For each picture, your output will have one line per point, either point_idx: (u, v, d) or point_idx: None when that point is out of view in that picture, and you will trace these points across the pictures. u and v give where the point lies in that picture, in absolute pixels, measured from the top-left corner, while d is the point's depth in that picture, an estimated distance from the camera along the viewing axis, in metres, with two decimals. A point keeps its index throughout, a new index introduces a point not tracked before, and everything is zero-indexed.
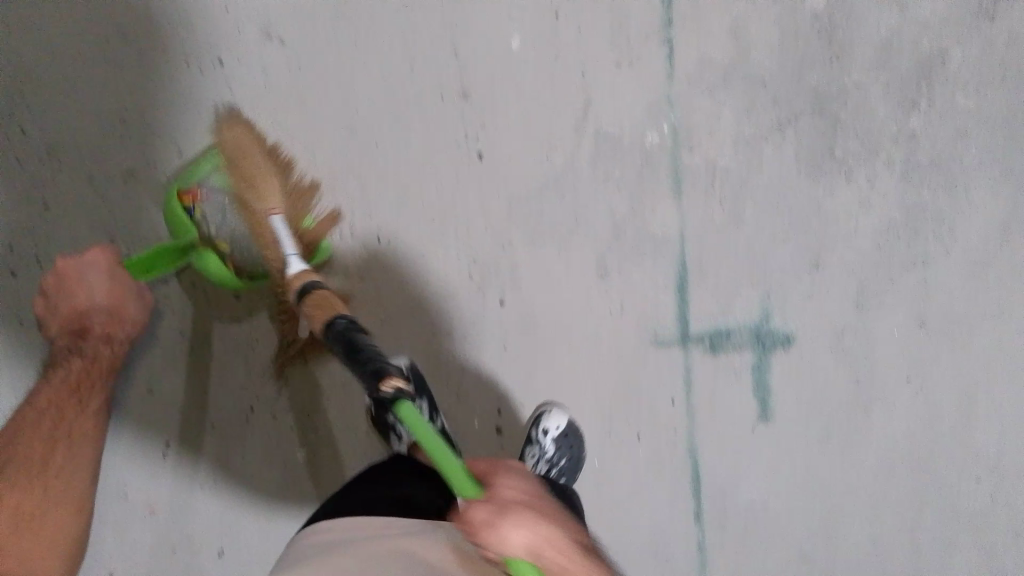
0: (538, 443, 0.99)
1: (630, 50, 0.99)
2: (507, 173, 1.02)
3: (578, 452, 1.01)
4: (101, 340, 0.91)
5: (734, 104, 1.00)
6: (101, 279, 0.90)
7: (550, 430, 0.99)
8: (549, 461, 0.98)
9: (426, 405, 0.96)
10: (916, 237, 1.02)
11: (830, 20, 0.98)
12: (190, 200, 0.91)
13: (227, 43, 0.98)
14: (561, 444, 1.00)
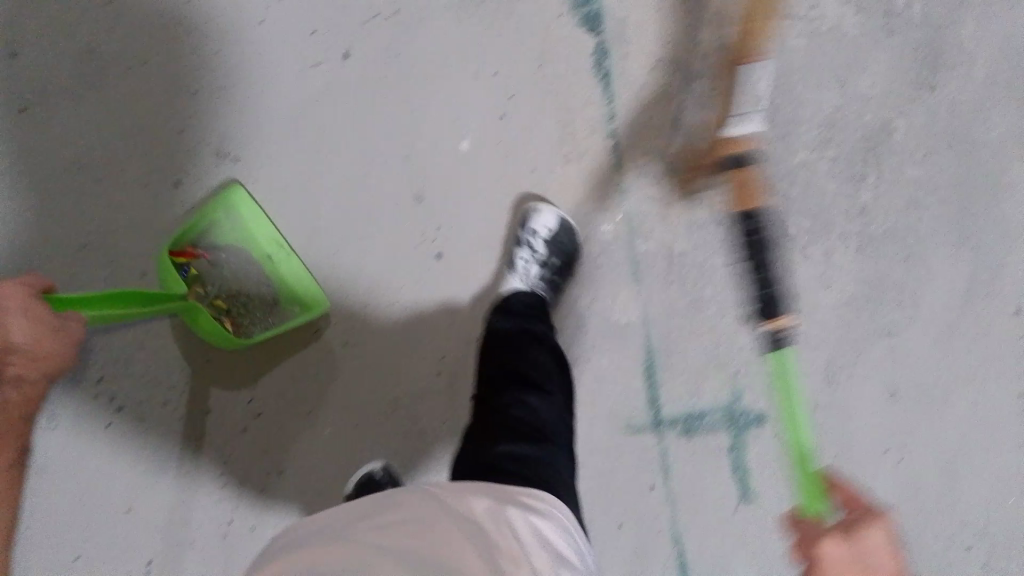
0: (529, 245, 0.99)
1: (579, 146, 1.01)
2: (467, 268, 1.02)
3: (567, 248, 1.01)
4: (12, 380, 0.80)
5: (685, 190, 1.02)
6: (16, 313, 0.77)
7: (539, 232, 0.99)
8: (540, 263, 0.99)
9: None
10: (879, 306, 1.03)
11: (769, 102, 1.01)
12: (185, 259, 0.94)
13: (183, 164, 0.99)
14: (549, 245, 0.99)
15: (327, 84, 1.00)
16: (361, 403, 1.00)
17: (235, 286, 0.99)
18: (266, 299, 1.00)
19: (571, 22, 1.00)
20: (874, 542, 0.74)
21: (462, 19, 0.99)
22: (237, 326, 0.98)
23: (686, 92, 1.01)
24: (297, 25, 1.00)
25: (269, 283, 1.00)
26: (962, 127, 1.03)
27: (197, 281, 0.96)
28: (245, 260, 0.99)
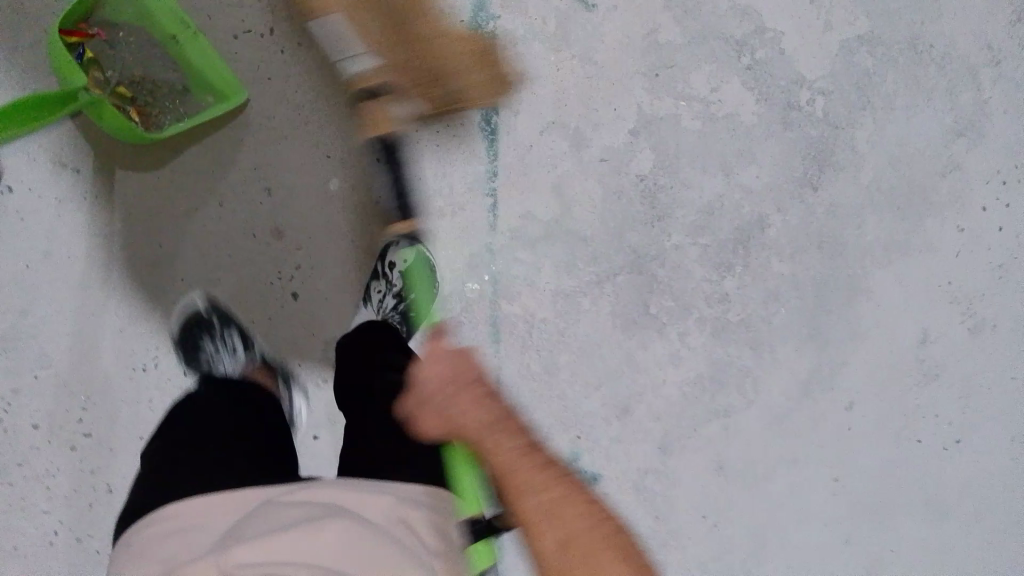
0: (385, 277, 0.95)
1: (454, 202, 0.98)
2: (329, 295, 0.97)
3: (431, 284, 0.96)
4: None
5: (555, 258, 1.01)
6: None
7: (398, 264, 0.94)
8: (395, 295, 0.94)
9: (236, 336, 0.92)
10: (722, 387, 1.07)
11: (651, 182, 0.99)
12: (78, 39, 0.87)
13: (20, 170, 0.92)
14: (411, 278, 0.95)
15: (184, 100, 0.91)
16: (252, 287, 0.96)
17: (141, 73, 0.90)
18: (175, 86, 0.92)
19: None
20: (438, 378, 0.73)
21: None
22: (145, 117, 0.91)
23: (569, 162, 0.97)
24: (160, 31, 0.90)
25: (177, 68, 0.91)
26: (834, 226, 1.03)
27: (94, 66, 0.89)
28: (149, 44, 0.90)
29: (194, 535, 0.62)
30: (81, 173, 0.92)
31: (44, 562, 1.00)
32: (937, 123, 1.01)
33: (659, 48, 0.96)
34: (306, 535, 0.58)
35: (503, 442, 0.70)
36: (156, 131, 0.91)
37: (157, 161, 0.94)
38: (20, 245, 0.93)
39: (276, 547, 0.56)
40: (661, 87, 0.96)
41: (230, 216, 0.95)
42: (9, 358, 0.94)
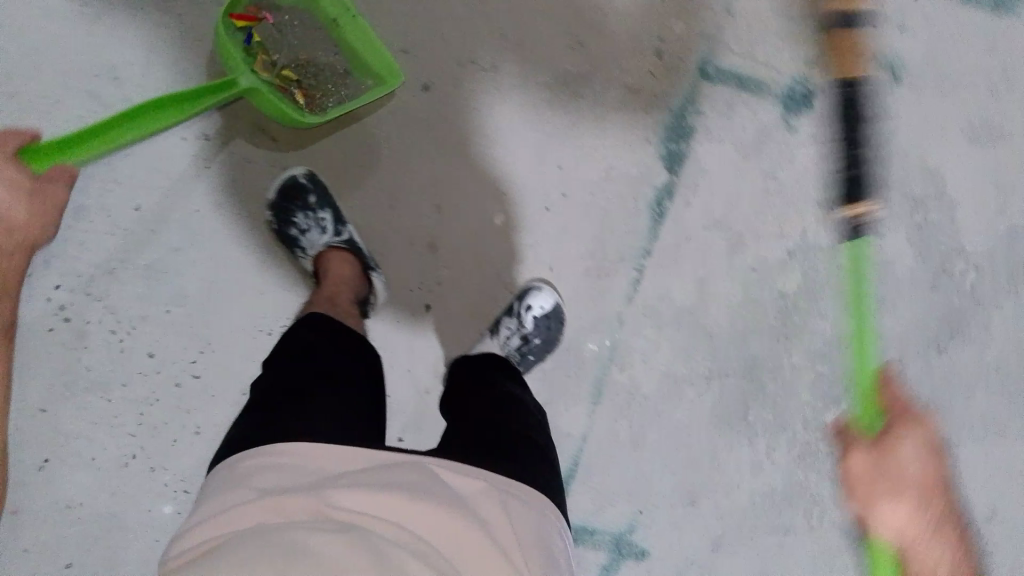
0: (516, 318, 0.96)
1: (602, 265, 0.98)
2: (460, 316, 0.99)
3: (554, 335, 0.98)
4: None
5: (676, 344, 1.01)
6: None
7: (533, 310, 0.96)
8: (522, 336, 0.96)
9: (329, 216, 0.93)
10: (790, 507, 1.07)
11: (791, 302, 1.00)
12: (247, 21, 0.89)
13: (216, 121, 0.95)
14: (540, 324, 0.96)
15: (395, 104, 0.94)
16: (396, 287, 0.98)
17: (306, 56, 0.93)
18: (336, 68, 0.94)
19: (656, 152, 0.95)
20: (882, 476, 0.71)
21: (551, 101, 0.94)
22: (309, 99, 0.92)
23: (722, 261, 0.98)
24: (392, 37, 0.93)
25: (339, 51, 0.94)
26: (947, 392, 1.02)
27: (262, 48, 0.91)
28: (312, 27, 0.93)
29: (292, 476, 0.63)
30: (276, 142, 0.96)
31: (110, 477, 1.04)
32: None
33: (845, 186, 0.96)
34: (401, 499, 0.60)
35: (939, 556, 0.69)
36: (319, 113, 0.92)
37: (346, 147, 0.95)
38: (192, 192, 0.96)
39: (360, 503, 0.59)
40: (831, 220, 0.98)
41: (391, 217, 0.96)
42: (148, 287, 0.98)
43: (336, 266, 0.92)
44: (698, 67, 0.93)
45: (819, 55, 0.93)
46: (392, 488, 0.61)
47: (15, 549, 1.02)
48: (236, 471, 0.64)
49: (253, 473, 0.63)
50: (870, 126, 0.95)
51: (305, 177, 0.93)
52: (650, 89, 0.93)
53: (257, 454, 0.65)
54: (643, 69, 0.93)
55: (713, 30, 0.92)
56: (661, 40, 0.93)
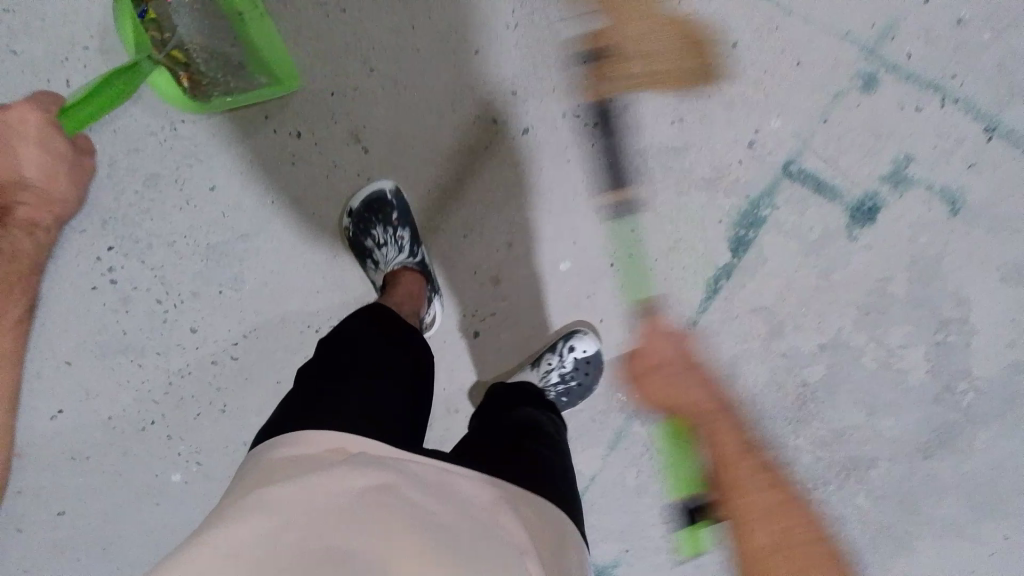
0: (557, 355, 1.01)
1: (650, 326, 1.04)
2: (509, 347, 1.04)
3: (590, 379, 1.03)
4: (22, 228, 0.90)
5: (698, 409, 1.08)
6: (28, 140, 0.86)
7: (576, 351, 1.00)
8: (561, 373, 1.00)
9: (406, 236, 0.95)
10: (757, 564, 1.14)
11: (810, 391, 1.08)
12: None
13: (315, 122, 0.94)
14: (579, 365, 1.01)
15: (490, 143, 0.95)
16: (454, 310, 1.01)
17: (199, 41, 0.88)
18: (231, 59, 0.90)
19: (724, 234, 0.99)
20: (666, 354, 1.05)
21: (641, 168, 0.96)
22: (194, 85, 0.89)
23: (759, 342, 1.05)
24: (504, 77, 0.93)
25: (235, 44, 0.89)
26: (924, 492, 1.12)
27: (154, 26, 0.86)
28: (211, 18, 0.88)
29: (302, 465, 0.57)
30: (367, 154, 0.95)
31: (125, 439, 1.04)
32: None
33: (884, 296, 1.02)
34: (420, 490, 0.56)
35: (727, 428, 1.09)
36: (203, 101, 0.89)
37: (436, 171, 0.96)
38: (269, 184, 0.96)
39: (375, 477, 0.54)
40: (865, 325, 1.04)
41: (462, 244, 0.99)
42: (205, 268, 0.98)
43: (407, 280, 0.93)
44: (783, 165, 0.96)
45: (891, 175, 0.97)
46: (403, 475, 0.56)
47: (16, 490, 1.03)
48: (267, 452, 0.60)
49: (273, 462, 0.58)
50: (919, 249, 1.00)
51: (391, 193, 0.94)
52: (736, 175, 0.96)
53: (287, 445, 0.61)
54: (734, 152, 0.95)
55: (802, 132, 0.95)
56: (755, 133, 0.95)
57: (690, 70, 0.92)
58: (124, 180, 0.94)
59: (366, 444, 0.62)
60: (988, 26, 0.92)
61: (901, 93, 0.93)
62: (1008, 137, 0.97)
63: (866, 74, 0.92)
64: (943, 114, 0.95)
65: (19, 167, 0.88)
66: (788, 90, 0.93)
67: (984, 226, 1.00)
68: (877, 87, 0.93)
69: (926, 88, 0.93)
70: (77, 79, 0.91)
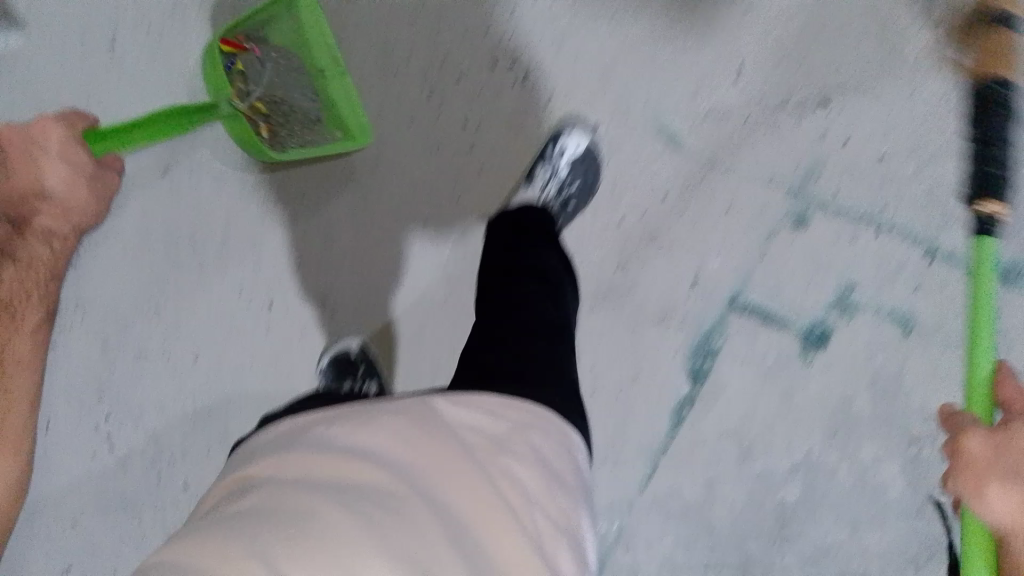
0: (551, 162, 0.96)
1: (620, 457, 1.05)
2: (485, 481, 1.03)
3: (594, 176, 0.98)
4: (40, 236, 0.94)
5: (679, 534, 1.06)
6: (51, 154, 0.92)
7: (566, 150, 0.96)
8: (559, 184, 0.95)
9: (374, 386, 0.97)
10: None
11: (789, 511, 1.04)
12: (234, 51, 0.94)
13: (282, 292, 1.01)
14: (576, 167, 0.96)
15: (445, 296, 1.00)
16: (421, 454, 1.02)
17: (281, 94, 0.97)
18: (309, 114, 0.99)
19: (681, 364, 1.02)
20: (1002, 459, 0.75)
21: (595, 308, 1.01)
22: (272, 135, 0.98)
23: (728, 468, 1.04)
24: (454, 239, 1.00)
25: (315, 99, 0.98)
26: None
27: (240, 78, 0.96)
28: (295, 72, 0.97)
29: (288, 436, 0.59)
30: (334, 316, 1.01)
31: None
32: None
33: (850, 414, 1.02)
34: (407, 434, 0.57)
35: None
36: (278, 150, 0.98)
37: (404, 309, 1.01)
38: (243, 346, 1.01)
39: (363, 436, 0.57)
40: (834, 445, 1.03)
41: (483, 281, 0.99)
42: (193, 428, 1.02)
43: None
44: (729, 297, 1.00)
45: (837, 301, 1.00)
46: (389, 426, 0.58)
47: None
48: (248, 447, 0.63)
49: (265, 442, 0.61)
50: (878, 367, 1.01)
51: (357, 349, 1.00)
52: (683, 309, 1.01)
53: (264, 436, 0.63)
54: (682, 287, 1.00)
55: (744, 267, 1.00)
56: (696, 271, 1.00)
57: (626, 222, 0.99)
58: (115, 350, 1.01)
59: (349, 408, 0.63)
60: (911, 158, 0.97)
61: (834, 227, 0.98)
62: (951, 258, 0.99)
63: (795, 213, 0.98)
64: (880, 241, 0.99)
65: (41, 177, 0.93)
66: (722, 235, 0.99)
67: (940, 342, 1.00)
68: (809, 223, 0.98)
69: (861, 222, 0.98)
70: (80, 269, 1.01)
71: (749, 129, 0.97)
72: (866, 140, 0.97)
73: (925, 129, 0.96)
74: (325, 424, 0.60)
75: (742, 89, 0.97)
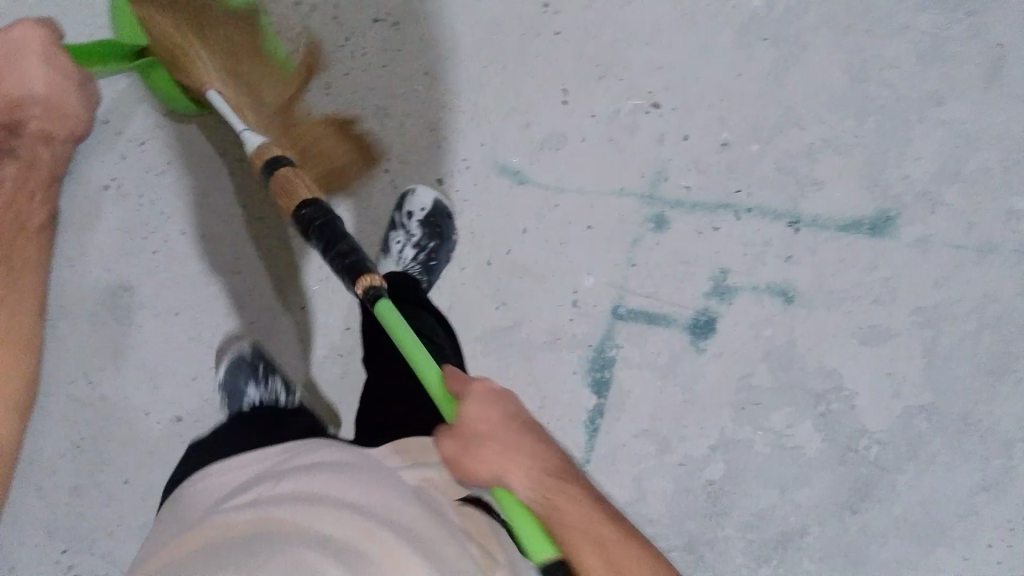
0: (404, 227, 0.98)
1: None
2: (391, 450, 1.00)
3: (448, 227, 0.99)
4: (38, 140, 0.93)
5: None
6: (33, 56, 0.88)
7: (415, 212, 0.97)
8: (414, 245, 0.97)
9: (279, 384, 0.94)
10: None
11: (717, 487, 1.03)
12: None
13: (190, 405, 1.01)
14: (428, 226, 0.98)
15: (344, 372, 1.01)
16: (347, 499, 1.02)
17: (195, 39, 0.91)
18: None
19: (582, 380, 1.03)
20: (484, 424, 0.69)
21: (486, 351, 1.02)
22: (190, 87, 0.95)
23: (652, 462, 1.03)
24: (337, 323, 1.01)
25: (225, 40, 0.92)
26: (868, 543, 1.03)
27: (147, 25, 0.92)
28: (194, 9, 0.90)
29: (236, 524, 0.56)
30: None
31: None
32: (966, 480, 1.02)
33: (756, 389, 1.03)
34: (355, 491, 0.59)
35: (565, 493, 0.68)
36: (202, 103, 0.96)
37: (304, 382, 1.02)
38: (161, 460, 1.01)
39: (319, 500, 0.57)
40: (746, 417, 1.03)
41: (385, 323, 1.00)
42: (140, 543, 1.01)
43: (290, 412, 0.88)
44: (612, 310, 1.02)
45: (714, 290, 1.02)
46: (340, 490, 0.59)
47: None
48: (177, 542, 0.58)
49: (200, 533, 0.57)
50: (770, 343, 1.02)
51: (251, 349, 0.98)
52: (571, 331, 1.02)
53: (204, 482, 0.66)
54: (566, 307, 1.02)
55: (617, 279, 1.02)
56: (575, 292, 1.02)
57: (494, 262, 1.01)
58: (54, 494, 1.01)
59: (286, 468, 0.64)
60: (753, 138, 1.00)
61: (694, 221, 1.01)
62: (816, 224, 1.01)
63: (654, 215, 1.01)
64: (744, 225, 1.01)
65: (25, 83, 0.89)
66: (592, 254, 1.01)
67: (823, 304, 1.02)
68: (668, 223, 1.01)
69: (716, 210, 1.01)
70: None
71: (589, 149, 1.00)
72: (705, 133, 1.00)
73: (760, 107, 1.00)
74: (267, 500, 0.58)
75: (571, 111, 1.00)
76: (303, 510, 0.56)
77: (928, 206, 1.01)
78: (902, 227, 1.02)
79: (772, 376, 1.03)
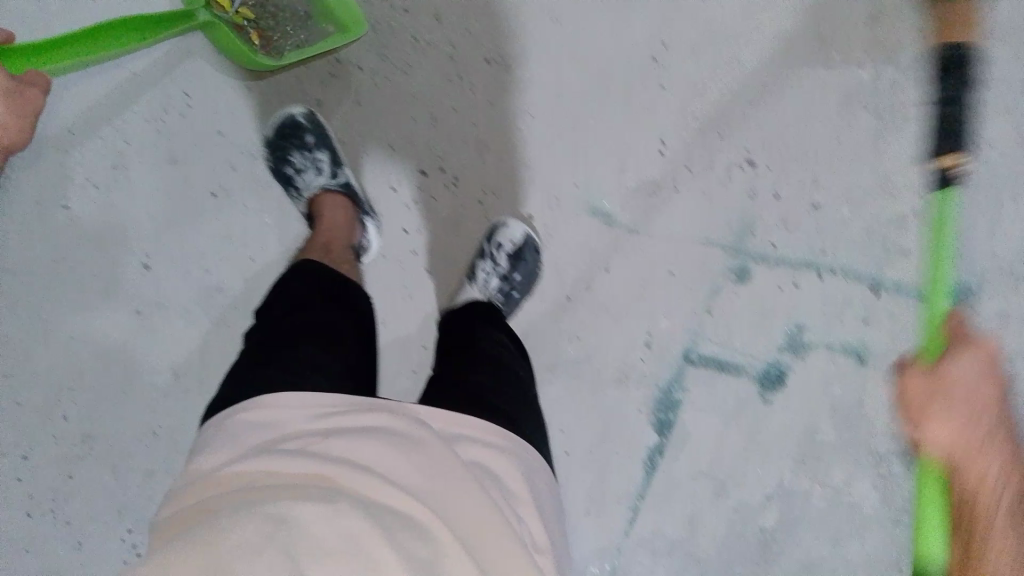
0: (492, 258, 1.01)
1: (601, 507, 1.05)
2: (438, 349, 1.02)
3: (535, 261, 1.02)
4: None
5: (671, 568, 1.04)
6: None
7: (504, 245, 1.00)
8: (501, 276, 1.00)
9: (324, 158, 1.01)
10: None
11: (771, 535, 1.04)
12: None
13: None
14: (514, 257, 1.00)
15: (417, 386, 1.04)
16: None
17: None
18: (298, 14, 1.03)
19: (648, 419, 1.04)
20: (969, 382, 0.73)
21: (556, 379, 1.04)
22: (266, 40, 1.01)
23: (707, 503, 1.04)
24: (414, 337, 1.04)
25: None
26: None
27: None
28: None
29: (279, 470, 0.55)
30: None
31: None
32: None
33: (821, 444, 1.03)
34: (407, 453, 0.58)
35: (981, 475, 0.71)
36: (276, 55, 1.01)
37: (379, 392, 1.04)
38: None
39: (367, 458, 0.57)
40: (806, 471, 1.03)
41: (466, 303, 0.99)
42: None
43: (331, 210, 0.98)
44: (683, 353, 1.03)
45: (789, 345, 1.03)
46: (389, 448, 0.58)
47: None
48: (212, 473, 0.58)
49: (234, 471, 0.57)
50: (837, 400, 1.03)
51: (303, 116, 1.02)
52: (639, 369, 1.03)
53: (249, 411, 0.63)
54: (641, 347, 1.03)
55: (694, 324, 1.03)
56: (649, 332, 1.03)
57: (574, 298, 1.03)
58: (128, 476, 1.04)
59: (335, 416, 0.62)
60: (843, 201, 1.01)
61: (775, 276, 1.02)
62: (899, 289, 1.02)
63: (737, 266, 1.02)
64: (826, 284, 1.02)
65: None
66: (672, 298, 1.03)
67: None
68: (749, 276, 1.02)
69: (800, 267, 1.02)
70: (71, 410, 1.04)
71: (679, 197, 1.02)
72: (796, 193, 1.01)
73: (854, 172, 1.01)
74: (313, 446, 0.57)
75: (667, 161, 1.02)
76: (351, 469, 0.55)
77: (1011, 284, 1.01)
78: (983, 301, 1.02)
79: (838, 431, 1.03)
